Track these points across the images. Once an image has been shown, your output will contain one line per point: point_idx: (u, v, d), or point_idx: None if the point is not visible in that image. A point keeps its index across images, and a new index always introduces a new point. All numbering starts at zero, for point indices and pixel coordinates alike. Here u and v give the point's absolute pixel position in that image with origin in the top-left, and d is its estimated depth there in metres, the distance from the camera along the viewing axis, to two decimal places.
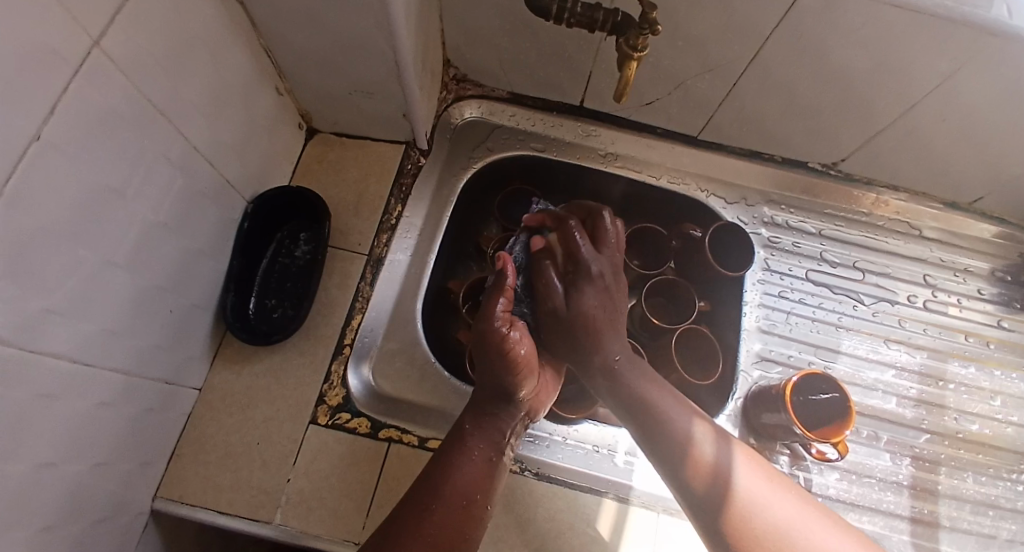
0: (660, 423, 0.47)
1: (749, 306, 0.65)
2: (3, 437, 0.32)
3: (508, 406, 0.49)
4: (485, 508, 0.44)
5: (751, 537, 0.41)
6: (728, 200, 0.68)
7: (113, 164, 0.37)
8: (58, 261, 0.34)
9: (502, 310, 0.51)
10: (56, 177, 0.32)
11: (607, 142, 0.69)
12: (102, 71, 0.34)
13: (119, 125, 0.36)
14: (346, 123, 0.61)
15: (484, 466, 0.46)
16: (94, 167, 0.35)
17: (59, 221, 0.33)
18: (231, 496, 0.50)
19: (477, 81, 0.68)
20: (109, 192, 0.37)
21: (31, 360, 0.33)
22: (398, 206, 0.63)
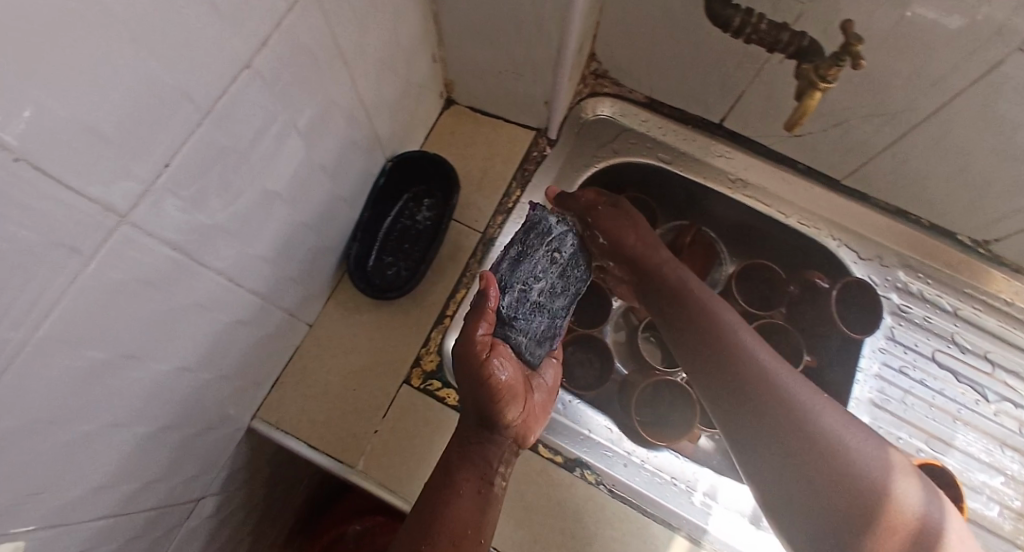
0: (735, 353, 0.49)
1: (862, 374, 0.60)
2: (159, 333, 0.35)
3: (493, 434, 0.46)
4: (480, 542, 0.43)
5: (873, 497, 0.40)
6: (861, 255, 0.63)
7: (295, 105, 0.39)
8: (236, 186, 0.36)
9: (482, 334, 0.46)
10: (249, 108, 0.34)
11: (742, 167, 0.65)
12: (307, 16, 0.35)
13: (308, 69, 0.38)
14: (486, 100, 0.62)
15: (475, 500, 0.44)
16: (280, 104, 0.37)
17: (244, 149, 0.35)
18: (321, 432, 0.52)
19: (616, 79, 0.66)
20: (287, 131, 0.39)
21: (197, 270, 0.36)
22: (517, 191, 0.63)
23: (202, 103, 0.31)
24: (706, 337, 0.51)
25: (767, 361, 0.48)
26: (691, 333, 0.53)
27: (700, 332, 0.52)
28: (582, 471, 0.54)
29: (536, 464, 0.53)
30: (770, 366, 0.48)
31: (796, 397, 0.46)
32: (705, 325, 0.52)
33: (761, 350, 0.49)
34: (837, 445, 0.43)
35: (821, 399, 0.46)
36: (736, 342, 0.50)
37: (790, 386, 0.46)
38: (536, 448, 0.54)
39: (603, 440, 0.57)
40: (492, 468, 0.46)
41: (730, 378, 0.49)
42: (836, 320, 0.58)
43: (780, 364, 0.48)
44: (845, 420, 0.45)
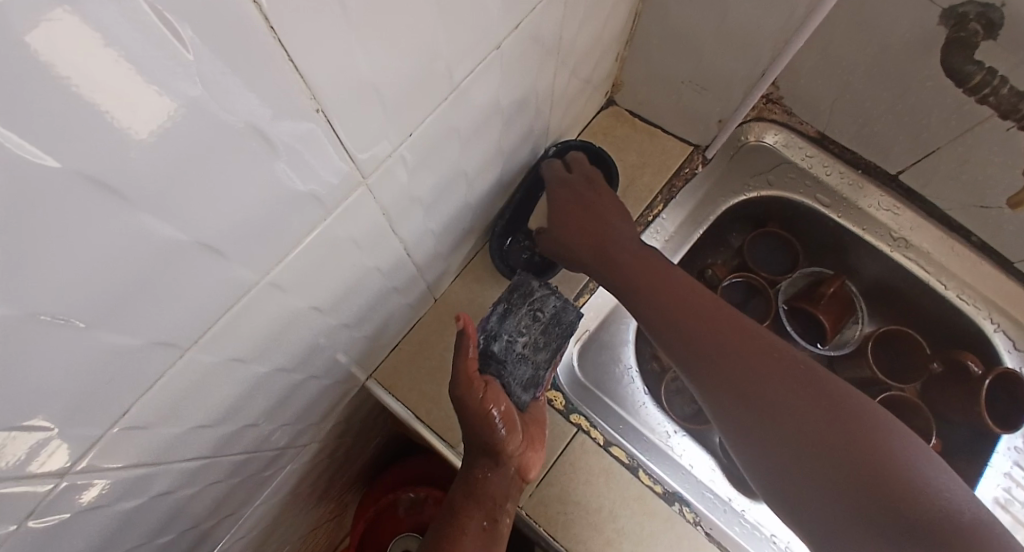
0: (759, 374, 0.41)
1: (990, 469, 0.55)
2: (342, 288, 0.36)
3: (492, 466, 0.46)
4: None
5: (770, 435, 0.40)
6: (1018, 346, 0.58)
7: (509, 86, 0.38)
8: (440, 158, 0.36)
9: (471, 371, 0.45)
10: (480, 84, 0.34)
11: (905, 226, 0.60)
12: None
13: (530, 53, 0.37)
14: (651, 106, 0.59)
15: (481, 539, 0.44)
16: (500, 86, 0.36)
17: (458, 121, 0.34)
18: (429, 407, 0.52)
19: (789, 107, 0.61)
20: (494, 111, 0.38)
21: (388, 233, 0.36)
22: (660, 206, 0.60)
23: (452, 76, 0.30)
24: (700, 345, 0.43)
25: (759, 349, 0.42)
26: (717, 356, 0.43)
27: (727, 352, 0.42)
28: (682, 507, 0.51)
29: (635, 487, 0.51)
30: (795, 377, 0.40)
31: (814, 398, 0.39)
32: (719, 341, 0.43)
33: (735, 327, 0.44)
34: (838, 427, 0.38)
35: (806, 370, 0.41)
36: (727, 344, 0.43)
37: (787, 374, 0.40)
38: (637, 471, 0.52)
39: (702, 479, 0.55)
40: (498, 507, 0.46)
41: (766, 418, 0.40)
42: (986, 414, 0.54)
43: (765, 340, 0.43)
44: (823, 382, 0.40)
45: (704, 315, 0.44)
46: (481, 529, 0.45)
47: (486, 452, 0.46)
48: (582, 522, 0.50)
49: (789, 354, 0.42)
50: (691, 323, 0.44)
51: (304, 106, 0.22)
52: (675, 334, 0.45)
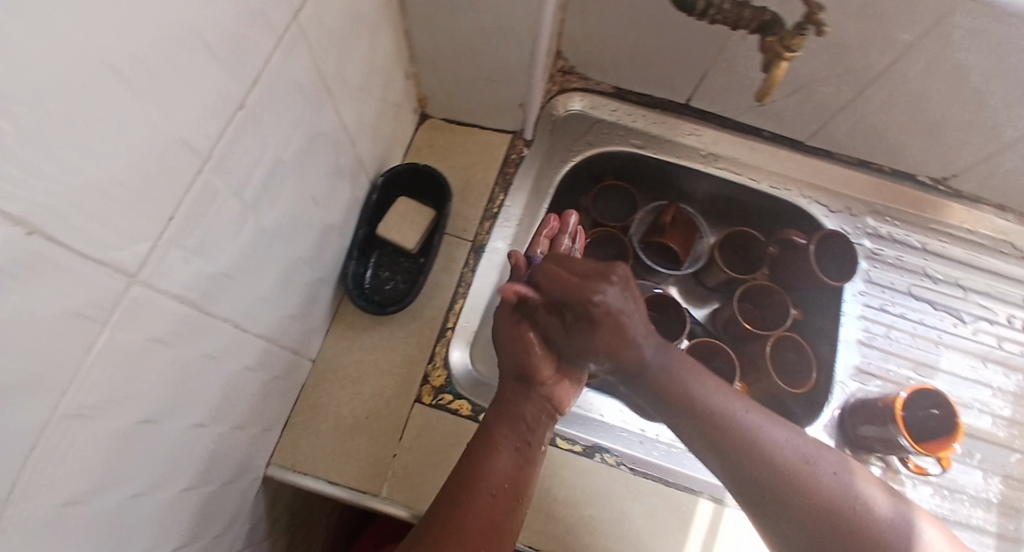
0: (800, 482, 0.41)
1: (846, 318, 0.63)
2: (169, 390, 0.34)
3: (524, 393, 0.49)
4: (516, 504, 0.45)
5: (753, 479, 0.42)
6: (832, 208, 0.67)
7: (286, 135, 0.38)
8: (228, 227, 0.35)
9: (505, 308, 0.50)
10: (250, 143, 0.34)
11: (710, 142, 0.69)
12: (292, 46, 0.35)
13: (297, 100, 0.38)
14: (460, 110, 0.62)
15: (514, 461, 0.46)
16: (273, 139, 0.36)
17: (233, 186, 0.34)
18: (340, 466, 0.51)
19: (583, 74, 0.68)
20: (281, 165, 0.38)
21: (203, 318, 0.35)
22: (501, 195, 0.63)
23: (200, 146, 0.30)
24: (739, 450, 0.43)
25: (802, 455, 0.42)
26: (755, 465, 0.42)
27: (772, 462, 0.42)
28: (603, 455, 0.53)
29: (557, 456, 0.53)
30: (833, 485, 0.41)
31: (852, 504, 0.41)
32: (764, 451, 0.42)
33: (774, 435, 0.43)
34: (873, 533, 0.40)
35: (841, 469, 0.43)
36: (771, 455, 0.42)
37: (824, 481, 0.41)
38: (554, 441, 0.54)
39: (616, 422, 0.57)
40: (534, 431, 0.48)
41: (807, 526, 0.40)
42: (819, 270, 0.62)
43: (801, 441, 0.44)
44: (857, 480, 0.42)
45: (750, 427, 0.43)
46: (513, 450, 0.46)
47: (521, 376, 0.49)
48: None
49: (820, 450, 0.44)
50: (732, 434, 0.43)
51: (12, 237, 0.20)
52: (714, 440, 0.44)
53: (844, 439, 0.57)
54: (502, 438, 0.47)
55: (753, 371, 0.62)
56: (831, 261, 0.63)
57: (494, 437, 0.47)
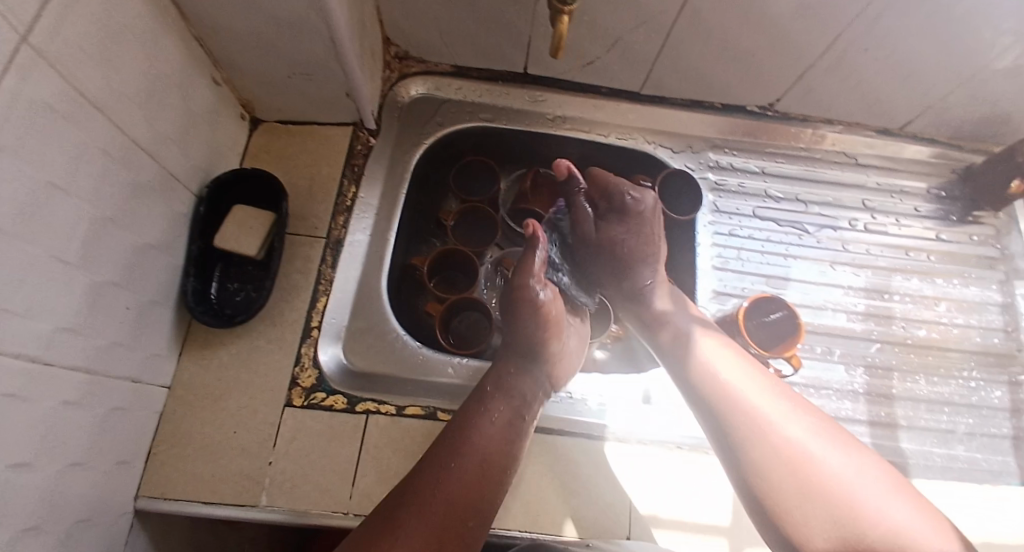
0: (772, 433, 0.45)
1: (702, 246, 0.67)
2: None
3: (528, 363, 0.54)
4: (504, 473, 0.46)
5: (753, 455, 0.45)
6: (675, 150, 0.72)
7: (58, 159, 0.37)
8: (12, 259, 0.34)
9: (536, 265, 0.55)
10: (16, 169, 0.33)
11: (555, 107, 0.72)
12: (34, 67, 0.33)
13: (59, 121, 0.36)
14: (291, 109, 0.62)
15: (505, 428, 0.48)
16: (44, 163, 0.35)
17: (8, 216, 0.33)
18: (215, 486, 0.51)
19: (419, 57, 0.69)
20: (56, 189, 0.37)
21: None
22: (352, 188, 0.63)
23: None
24: (724, 402, 0.48)
25: (781, 418, 0.45)
26: (730, 415, 0.47)
27: (744, 414, 0.46)
28: None
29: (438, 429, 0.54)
30: (804, 442, 0.44)
31: (817, 462, 0.42)
32: (744, 405, 0.47)
33: (771, 394, 0.47)
34: (835, 485, 0.41)
35: (821, 438, 0.44)
36: (747, 408, 0.46)
37: (794, 438, 0.44)
38: (435, 414, 0.55)
39: None
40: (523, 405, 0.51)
41: (769, 470, 0.44)
42: (663, 206, 0.66)
43: (795, 404, 0.46)
44: (834, 449, 0.43)
45: (735, 386, 0.48)
46: (498, 423, 0.48)
47: (522, 349, 0.55)
48: None
49: (816, 424, 0.45)
50: (717, 389, 0.48)
51: None
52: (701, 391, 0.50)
53: None
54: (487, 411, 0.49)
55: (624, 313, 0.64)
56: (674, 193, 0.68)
57: (478, 415, 0.49)
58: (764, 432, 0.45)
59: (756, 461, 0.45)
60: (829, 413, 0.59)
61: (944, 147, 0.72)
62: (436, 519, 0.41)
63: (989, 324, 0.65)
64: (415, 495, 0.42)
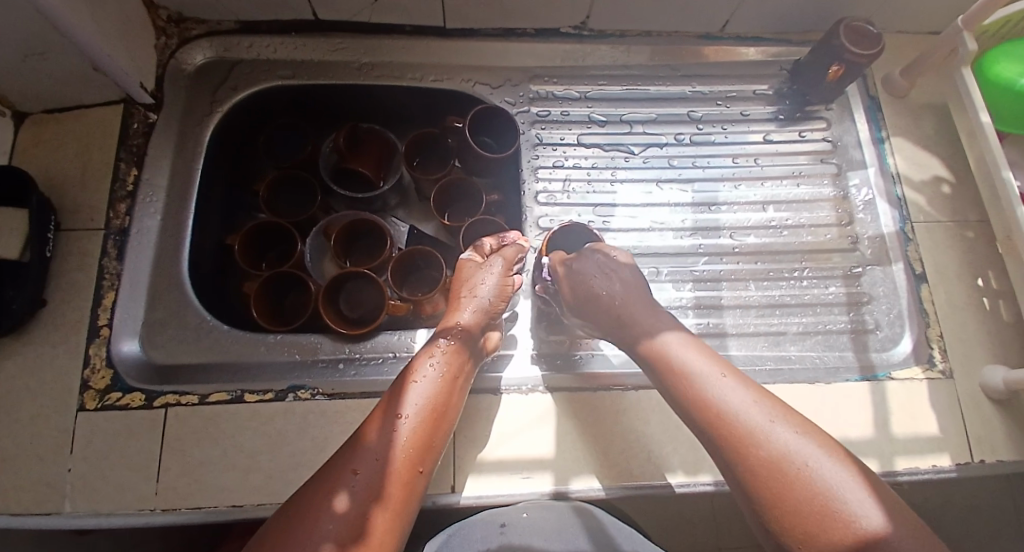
0: (719, 410, 0.39)
1: (526, 185, 0.64)
2: None
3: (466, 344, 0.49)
4: (451, 424, 0.45)
5: (714, 422, 0.39)
6: (494, 85, 0.68)
7: None
8: None
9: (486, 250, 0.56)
10: None
11: (361, 53, 0.67)
12: None
13: None
14: (48, 94, 0.57)
15: (452, 378, 0.46)
16: None
17: None
18: (16, 495, 0.47)
19: (196, 17, 0.64)
20: None
21: None
22: (132, 170, 0.59)
23: None
24: (671, 384, 0.42)
25: (740, 404, 0.39)
26: (677, 397, 0.42)
27: (693, 394, 0.40)
28: (296, 393, 0.52)
29: (243, 411, 0.50)
30: (762, 424, 0.37)
31: (768, 435, 0.37)
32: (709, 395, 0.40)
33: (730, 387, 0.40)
34: (769, 450, 0.36)
35: (780, 419, 0.38)
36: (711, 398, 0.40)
37: (733, 402, 0.39)
38: (241, 397, 0.51)
39: (317, 354, 0.56)
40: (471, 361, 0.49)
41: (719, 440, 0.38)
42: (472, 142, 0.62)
43: (732, 379, 0.41)
44: (761, 407, 0.39)
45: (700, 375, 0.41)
46: (440, 373, 0.46)
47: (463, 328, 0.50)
48: (219, 467, 0.48)
49: (748, 386, 0.41)
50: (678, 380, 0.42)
51: None
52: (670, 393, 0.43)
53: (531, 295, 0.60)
54: (431, 361, 0.47)
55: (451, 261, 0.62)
56: (485, 129, 0.65)
57: (419, 369, 0.46)
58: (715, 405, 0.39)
59: (716, 428, 0.39)
60: None
61: (771, 44, 0.71)
62: (385, 481, 0.39)
63: (821, 220, 0.64)
64: (367, 448, 0.41)
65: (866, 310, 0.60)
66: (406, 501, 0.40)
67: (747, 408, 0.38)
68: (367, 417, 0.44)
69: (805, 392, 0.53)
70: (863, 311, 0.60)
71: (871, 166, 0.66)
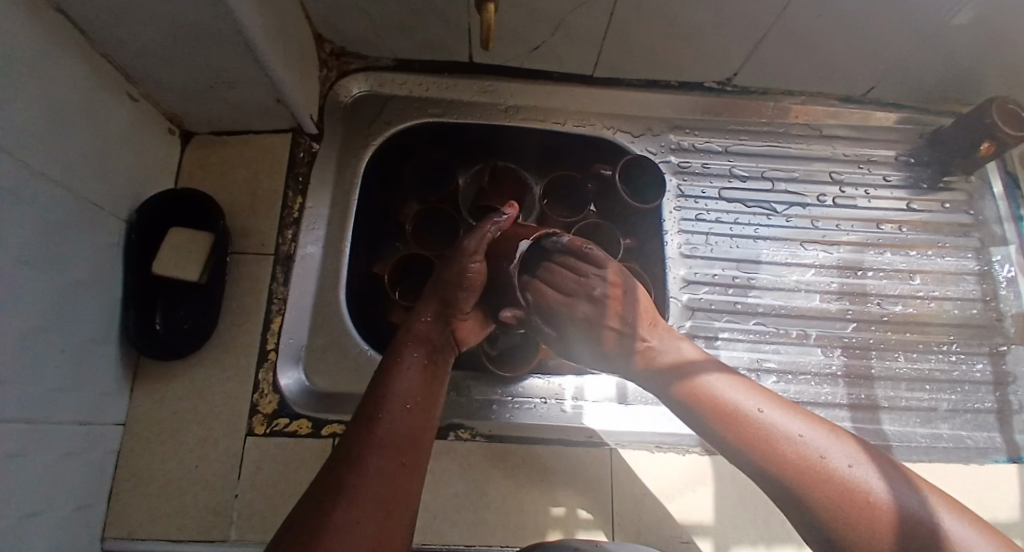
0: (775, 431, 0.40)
1: (669, 235, 0.65)
2: None
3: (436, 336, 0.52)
4: (431, 412, 0.48)
5: (765, 434, 0.40)
6: (636, 134, 0.69)
7: None
8: None
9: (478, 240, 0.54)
10: None
11: (508, 95, 0.69)
12: None
13: None
14: (221, 119, 0.57)
15: (422, 373, 0.49)
16: None
17: None
18: (183, 520, 0.49)
19: (357, 52, 0.65)
20: None
21: None
22: (297, 198, 0.60)
23: None
24: (703, 401, 0.44)
25: (799, 428, 0.40)
26: (717, 407, 0.43)
27: (733, 408, 0.42)
28: (457, 432, 0.55)
29: None
30: (834, 454, 0.38)
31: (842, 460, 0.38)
32: (732, 410, 0.42)
33: (794, 421, 0.41)
34: (841, 472, 0.37)
35: (842, 442, 0.39)
36: (774, 426, 0.40)
37: (777, 421, 0.40)
38: None
39: (471, 394, 0.59)
40: (439, 352, 0.51)
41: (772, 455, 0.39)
42: (623, 190, 0.64)
43: (775, 403, 0.43)
44: (823, 434, 0.40)
45: (727, 395, 0.43)
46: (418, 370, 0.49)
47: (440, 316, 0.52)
48: None
49: (806, 417, 0.42)
50: (722, 413, 0.42)
51: None
52: (726, 436, 0.42)
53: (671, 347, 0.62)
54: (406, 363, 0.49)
55: None
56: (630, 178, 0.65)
57: (396, 372, 0.48)
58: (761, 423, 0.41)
59: (770, 441, 0.39)
60: (809, 399, 0.60)
61: (909, 111, 0.72)
62: (388, 473, 0.42)
63: (966, 294, 0.65)
64: (365, 447, 0.42)
65: (1011, 390, 0.61)
66: (405, 495, 0.42)
67: (801, 430, 0.40)
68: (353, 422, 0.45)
69: (957, 472, 0.55)
70: (1008, 391, 0.61)
71: (1011, 243, 0.67)
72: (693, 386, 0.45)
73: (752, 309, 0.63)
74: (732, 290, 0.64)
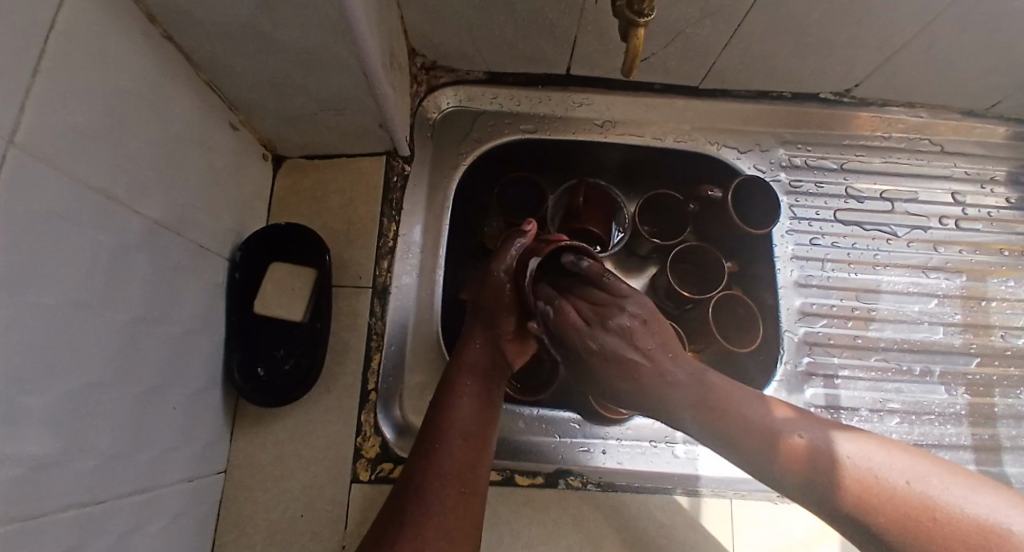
0: (801, 447, 0.38)
1: (781, 261, 0.63)
2: None
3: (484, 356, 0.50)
4: (491, 437, 0.47)
5: (786, 452, 0.39)
6: (742, 150, 0.66)
7: (76, 269, 0.30)
8: (41, 410, 0.27)
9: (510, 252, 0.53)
10: (41, 302, 0.27)
11: (604, 109, 0.65)
12: (35, 175, 0.26)
13: (71, 225, 0.29)
14: (317, 144, 0.54)
15: (480, 400, 0.48)
16: (65, 275, 0.29)
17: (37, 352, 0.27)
18: None
19: (448, 65, 0.62)
20: (79, 305, 0.30)
21: (41, 525, 0.27)
22: (392, 225, 0.57)
23: None
24: (721, 423, 0.42)
25: (808, 434, 0.39)
26: (732, 427, 0.41)
27: (751, 426, 0.41)
28: (566, 479, 0.51)
29: (518, 497, 0.50)
30: (857, 458, 0.37)
31: (863, 460, 0.36)
32: (753, 427, 0.40)
33: (816, 429, 0.39)
34: (859, 472, 0.36)
35: (863, 439, 0.38)
36: (792, 439, 0.39)
37: (794, 433, 0.39)
38: (513, 480, 0.51)
39: (574, 437, 0.55)
40: (497, 379, 0.50)
41: (801, 468, 0.38)
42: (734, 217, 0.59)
43: (791, 411, 0.41)
44: (842, 435, 0.38)
45: (744, 411, 0.41)
46: (474, 398, 0.47)
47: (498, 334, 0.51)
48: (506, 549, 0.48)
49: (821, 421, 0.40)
50: (742, 430, 0.41)
51: None
52: (758, 457, 0.40)
53: (784, 382, 0.58)
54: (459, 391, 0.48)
55: (701, 338, 0.60)
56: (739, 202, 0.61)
57: (452, 397, 0.47)
58: (778, 441, 0.39)
59: (792, 456, 0.39)
60: (932, 441, 0.57)
61: None
62: (450, 504, 0.42)
63: None
64: (425, 477, 0.42)
65: None
66: (466, 523, 0.42)
67: (820, 439, 0.38)
68: (413, 449, 0.45)
69: None
70: None
71: None
72: (706, 407, 0.43)
73: (873, 345, 0.60)
74: (851, 322, 0.61)
